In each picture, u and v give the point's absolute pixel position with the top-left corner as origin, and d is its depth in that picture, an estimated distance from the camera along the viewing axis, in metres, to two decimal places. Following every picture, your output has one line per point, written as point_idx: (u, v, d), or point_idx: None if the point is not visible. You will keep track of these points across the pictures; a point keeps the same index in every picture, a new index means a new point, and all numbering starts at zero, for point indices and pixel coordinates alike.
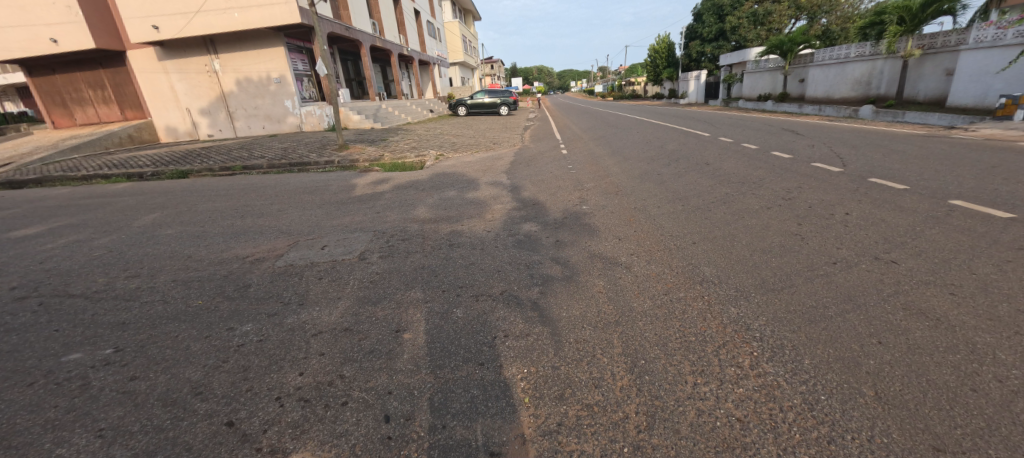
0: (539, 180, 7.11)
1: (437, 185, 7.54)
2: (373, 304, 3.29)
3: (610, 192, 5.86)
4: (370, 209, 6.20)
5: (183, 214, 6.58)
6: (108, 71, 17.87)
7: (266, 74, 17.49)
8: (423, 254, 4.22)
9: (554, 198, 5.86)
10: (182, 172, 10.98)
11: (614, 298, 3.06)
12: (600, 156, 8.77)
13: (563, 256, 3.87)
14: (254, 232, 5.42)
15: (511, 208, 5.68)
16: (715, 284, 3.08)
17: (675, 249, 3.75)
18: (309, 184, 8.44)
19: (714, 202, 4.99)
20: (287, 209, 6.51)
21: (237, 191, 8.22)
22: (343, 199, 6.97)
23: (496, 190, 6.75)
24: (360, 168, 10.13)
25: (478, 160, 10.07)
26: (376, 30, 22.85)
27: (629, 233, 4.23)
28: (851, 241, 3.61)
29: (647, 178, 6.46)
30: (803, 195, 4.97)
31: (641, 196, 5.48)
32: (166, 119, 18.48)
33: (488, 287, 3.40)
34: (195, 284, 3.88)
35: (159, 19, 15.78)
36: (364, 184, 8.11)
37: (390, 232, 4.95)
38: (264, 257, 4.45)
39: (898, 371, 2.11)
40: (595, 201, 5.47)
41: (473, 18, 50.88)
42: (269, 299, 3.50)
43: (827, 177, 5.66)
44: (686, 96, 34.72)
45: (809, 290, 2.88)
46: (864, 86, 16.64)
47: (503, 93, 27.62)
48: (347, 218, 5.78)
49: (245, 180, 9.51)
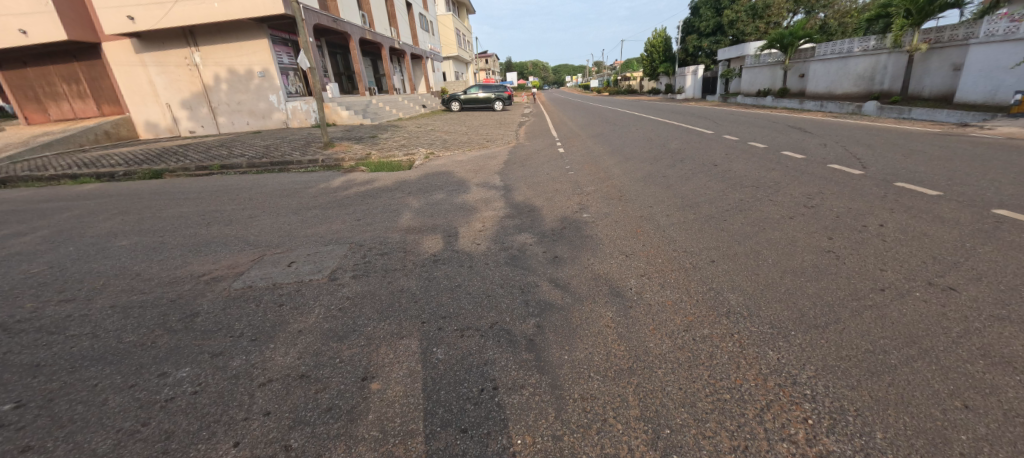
0: (535, 182, 6.60)
1: (424, 188, 7.01)
2: (339, 340, 2.78)
3: (612, 197, 5.37)
4: (349, 215, 5.68)
5: (145, 221, 6.02)
6: (84, 65, 17.10)
7: (249, 68, 16.81)
8: (403, 273, 3.70)
9: (551, 204, 5.36)
10: (155, 172, 10.38)
11: (626, 335, 2.55)
12: (599, 155, 8.27)
13: (562, 278, 3.36)
14: (217, 244, 4.88)
15: (503, 214, 5.17)
16: (744, 317, 2.59)
17: (692, 270, 3.26)
18: (287, 186, 7.89)
19: (728, 210, 4.50)
20: (258, 216, 5.94)
21: (210, 194, 7.65)
22: (322, 203, 6.44)
23: (487, 193, 6.24)
24: (345, 168, 9.58)
25: (471, 160, 9.55)
26: (366, 23, 22.13)
27: (638, 248, 3.73)
28: (895, 260, 3.12)
29: (650, 181, 5.97)
30: (828, 202, 4.49)
31: (646, 203, 4.99)
32: (145, 115, 17.76)
33: (476, 318, 2.88)
34: (136, 312, 3.34)
35: (135, 9, 15.04)
36: (346, 186, 7.57)
37: (368, 244, 4.43)
38: (222, 276, 3.91)
39: (1000, 453, 1.63)
40: (596, 208, 4.96)
41: (468, 12, 50.28)
42: (217, 333, 2.97)
43: (848, 181, 5.18)
44: (683, 91, 34.25)
45: (861, 328, 2.39)
46: (867, 81, 16.25)
47: (497, 88, 27.03)
48: (323, 226, 5.25)
49: (221, 181, 8.94)
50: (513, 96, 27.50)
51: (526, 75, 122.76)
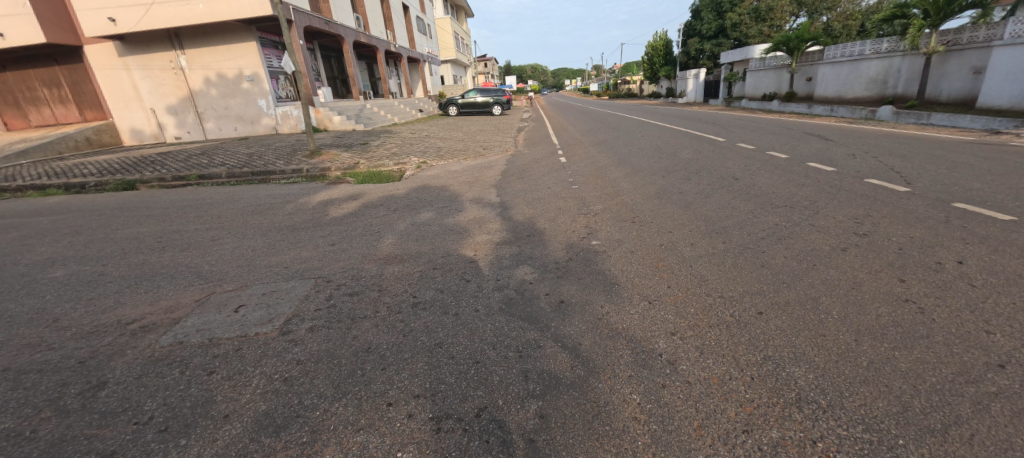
0: (535, 197, 5.93)
1: (413, 204, 6.32)
2: (275, 433, 2.08)
3: (624, 218, 4.69)
4: (324, 239, 4.99)
5: (93, 245, 5.32)
6: (65, 68, 16.37)
7: (237, 71, 16.18)
8: (373, 324, 2.99)
9: (554, 226, 4.67)
10: (128, 183, 9.69)
11: (664, 439, 1.85)
12: (604, 166, 7.58)
13: (570, 334, 2.66)
14: (165, 275, 4.19)
15: (499, 239, 4.48)
16: (823, 411, 1.90)
17: (736, 326, 2.56)
18: (263, 200, 7.19)
19: (764, 237, 3.82)
20: (222, 239, 5.24)
21: (177, 209, 6.96)
22: (297, 223, 5.76)
23: (482, 211, 5.55)
24: (329, 179, 8.89)
25: (465, 170, 8.85)
26: (360, 26, 21.53)
27: (664, 292, 3.03)
28: (1001, 319, 2.42)
29: (665, 198, 5.28)
30: (882, 228, 3.80)
31: (664, 226, 4.31)
32: (129, 120, 17.09)
33: (457, 401, 2.18)
34: (29, 380, 2.63)
35: (116, 11, 14.39)
36: (326, 201, 6.85)
37: (338, 279, 3.72)
38: (155, 324, 3.21)
39: None
40: (606, 233, 4.25)
41: (465, 14, 49.63)
42: (118, 417, 2.26)
43: (895, 200, 4.51)
44: (685, 95, 33.62)
45: (996, 438, 1.71)
46: (880, 85, 15.63)
47: (496, 92, 26.42)
48: (292, 253, 4.56)
49: (194, 194, 8.27)
50: (512, 100, 26.86)
51: (525, 78, 122.39)
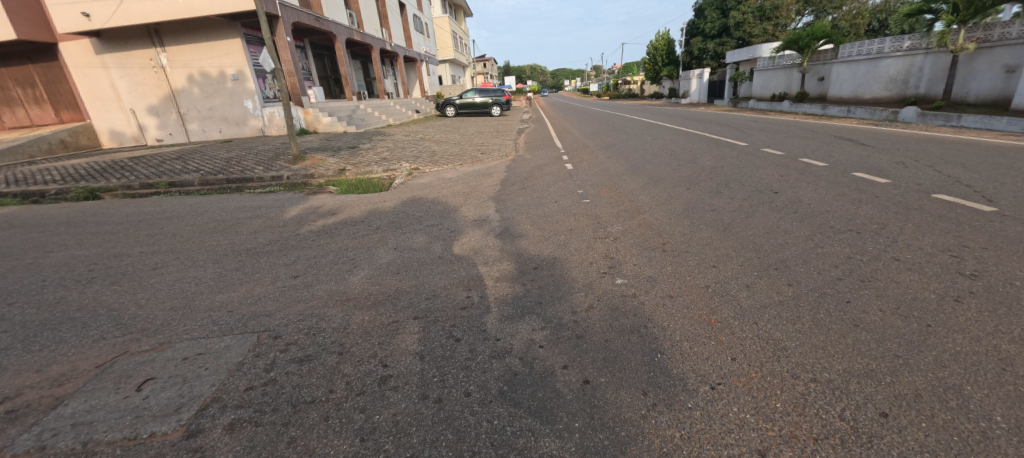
0: (541, 214, 5.09)
1: (400, 220, 5.47)
2: None
3: (652, 244, 3.84)
4: (288, 268, 4.13)
5: (13, 273, 4.44)
6: (40, 66, 15.45)
7: (221, 70, 15.31)
8: (322, 415, 2.13)
9: (566, 253, 3.82)
10: (91, 191, 8.83)
11: None
12: (616, 175, 6.73)
13: (605, 448, 1.81)
14: (76, 322, 3.31)
15: (499, 270, 3.62)
16: None
17: (856, 444, 1.71)
18: (229, 214, 6.30)
19: (842, 277, 2.95)
20: (165, 268, 4.37)
21: (131, 226, 6.09)
22: (262, 245, 4.90)
23: (476, 231, 4.69)
24: (310, 188, 8.03)
25: (460, 178, 7.96)
26: (354, 23, 20.66)
27: (728, 370, 2.16)
28: None
29: (696, 217, 4.43)
30: (993, 267, 2.95)
31: (705, 257, 3.46)
32: (108, 122, 16.19)
33: None
34: None
35: (90, 5, 13.55)
36: (300, 216, 5.97)
37: (287, 335, 2.85)
38: (30, 407, 2.35)
39: None
40: (633, 268, 3.38)
41: (462, 14, 48.64)
42: None
43: (987, 224, 3.66)
44: (688, 95, 32.80)
45: None
46: (900, 85, 14.85)
47: (495, 92, 25.55)
48: (243, 290, 3.71)
49: (159, 205, 7.41)
50: (512, 100, 26.00)
51: (524, 78, 121.15)
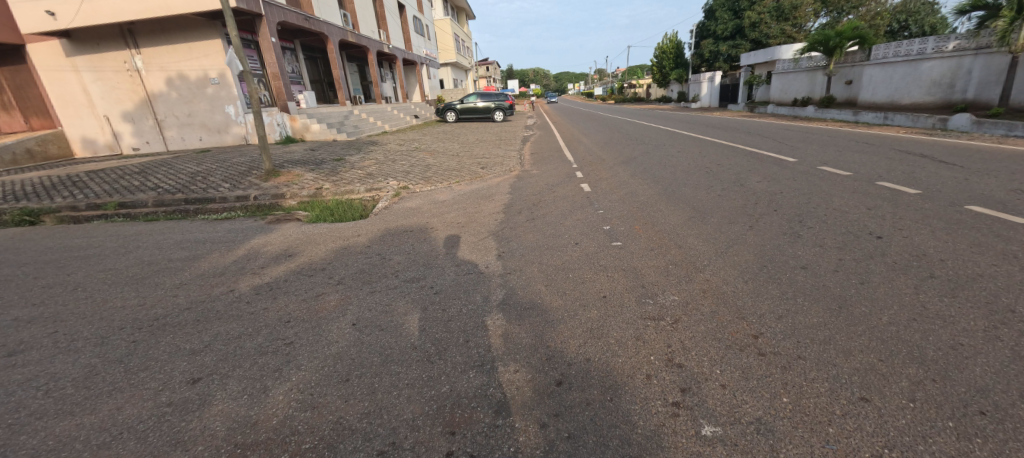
0: (557, 266, 3.74)
1: (372, 267, 4.17)
2: None
3: (738, 339, 2.47)
4: (191, 362, 2.81)
5: None
6: (7, 70, 14.27)
7: (200, 72, 14.09)
8: None
9: (608, 352, 2.47)
10: (28, 211, 7.53)
11: None
12: (647, 202, 5.41)
13: None
14: None
15: (501, 388, 2.27)
16: None
17: None
18: (164, 254, 5.01)
19: None
20: (24, 353, 3.05)
21: (36, 269, 4.78)
22: (178, 310, 3.59)
23: (468, 297, 3.35)
24: (277, 213, 6.74)
25: (455, 202, 6.64)
26: (349, 24, 19.45)
27: None
28: None
29: (784, 280, 3.08)
30: None
31: (840, 376, 2.10)
32: (80, 129, 14.96)
33: None
34: None
35: (55, 2, 12.38)
36: (248, 259, 4.66)
37: None
38: None
39: None
40: (724, 397, 2.03)
41: (466, 17, 47.73)
42: None
43: None
44: (698, 99, 31.44)
45: None
46: (945, 89, 13.48)
47: (497, 97, 24.19)
48: (108, 411, 2.40)
49: (90, 235, 6.12)
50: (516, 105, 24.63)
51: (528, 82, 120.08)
